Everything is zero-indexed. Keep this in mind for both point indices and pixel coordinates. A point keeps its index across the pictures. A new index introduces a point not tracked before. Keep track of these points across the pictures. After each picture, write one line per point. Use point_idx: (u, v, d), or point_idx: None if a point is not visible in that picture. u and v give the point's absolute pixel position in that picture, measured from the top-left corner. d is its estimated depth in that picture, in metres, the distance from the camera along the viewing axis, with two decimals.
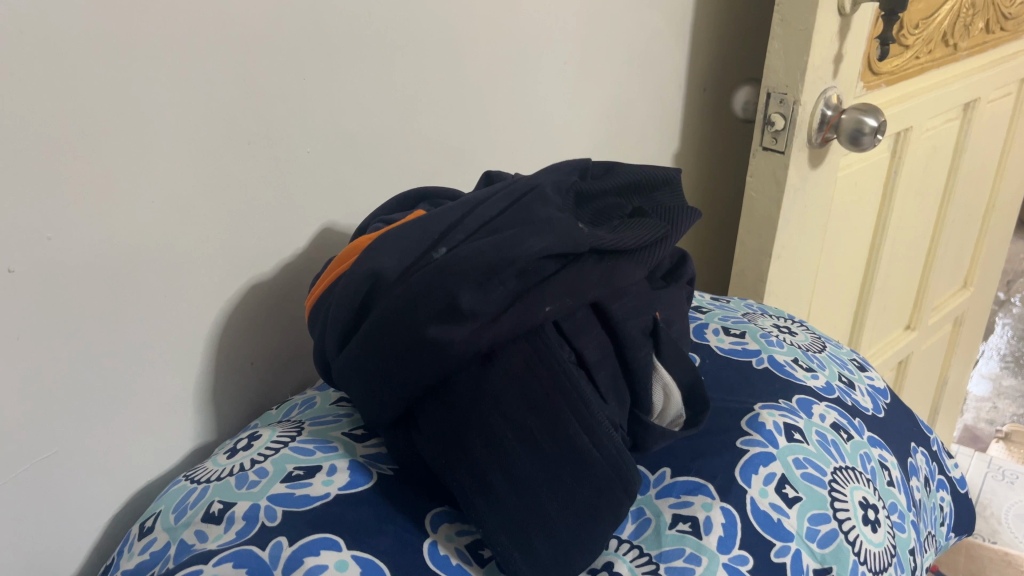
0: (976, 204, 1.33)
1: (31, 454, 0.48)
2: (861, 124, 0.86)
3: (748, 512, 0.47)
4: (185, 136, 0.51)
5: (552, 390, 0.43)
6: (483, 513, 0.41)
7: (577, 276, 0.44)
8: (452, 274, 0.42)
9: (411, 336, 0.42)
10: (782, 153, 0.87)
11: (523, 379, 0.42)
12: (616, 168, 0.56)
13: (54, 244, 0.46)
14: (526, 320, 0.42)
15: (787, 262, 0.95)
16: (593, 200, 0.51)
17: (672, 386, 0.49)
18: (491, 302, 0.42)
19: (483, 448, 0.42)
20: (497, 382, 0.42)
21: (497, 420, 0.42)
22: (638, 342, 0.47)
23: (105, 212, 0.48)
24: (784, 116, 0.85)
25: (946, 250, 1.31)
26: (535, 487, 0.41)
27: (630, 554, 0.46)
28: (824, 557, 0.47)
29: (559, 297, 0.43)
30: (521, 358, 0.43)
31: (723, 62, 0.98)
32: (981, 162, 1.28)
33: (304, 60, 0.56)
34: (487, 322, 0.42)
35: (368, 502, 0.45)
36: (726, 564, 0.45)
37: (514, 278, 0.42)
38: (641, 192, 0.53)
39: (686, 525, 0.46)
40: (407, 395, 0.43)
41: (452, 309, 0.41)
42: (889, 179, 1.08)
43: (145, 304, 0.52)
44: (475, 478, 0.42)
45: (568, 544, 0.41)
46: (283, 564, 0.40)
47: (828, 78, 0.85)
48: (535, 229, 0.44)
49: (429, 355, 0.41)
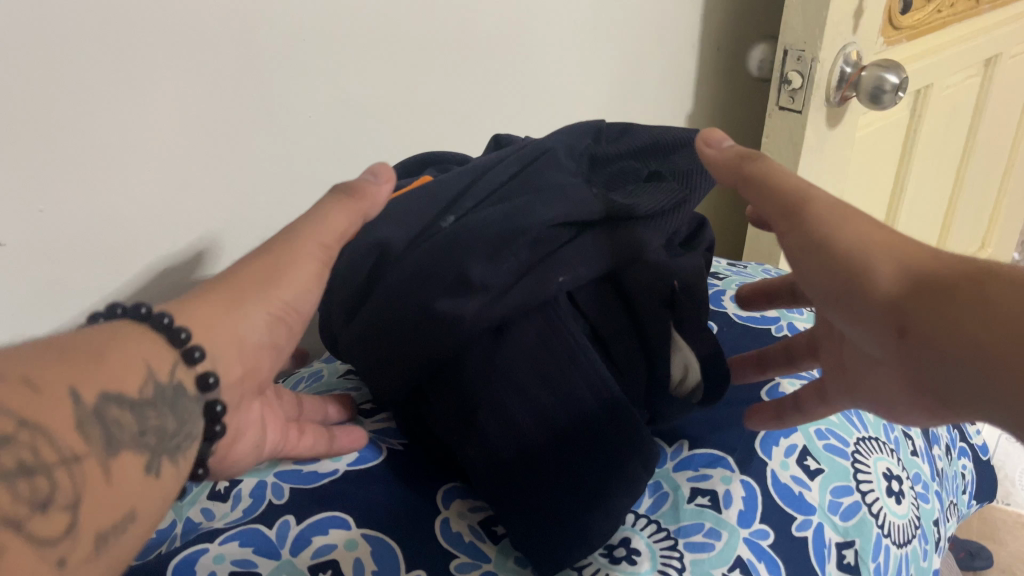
0: (997, 161, 1.30)
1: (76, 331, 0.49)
2: (881, 80, 0.84)
3: (768, 485, 0.46)
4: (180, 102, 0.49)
5: (567, 362, 0.41)
6: (490, 488, 0.41)
7: (590, 246, 0.43)
8: (463, 245, 0.41)
9: (419, 308, 0.40)
10: (799, 112, 0.84)
11: (537, 353, 0.41)
12: (631, 129, 0.53)
13: (47, 216, 0.45)
14: (538, 290, 0.40)
15: None
16: (607, 163, 0.50)
17: (692, 361, 0.46)
18: (504, 272, 0.40)
19: (494, 423, 0.40)
20: (510, 357, 0.40)
21: (509, 395, 0.40)
22: (657, 311, 0.45)
23: (100, 184, 0.47)
24: (801, 75, 0.82)
25: (965, 207, 1.29)
26: (549, 461, 0.40)
27: (648, 529, 0.44)
28: (848, 530, 0.46)
29: (572, 266, 0.41)
30: (533, 332, 0.41)
31: (740, 18, 0.94)
32: (1003, 118, 1.24)
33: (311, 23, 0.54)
34: (498, 294, 0.40)
35: (380, 480, 0.44)
36: (747, 539, 0.44)
37: (526, 249, 0.41)
38: (657, 157, 0.51)
39: (705, 499, 0.45)
40: (416, 372, 0.41)
41: (462, 281, 0.40)
42: (909, 137, 1.06)
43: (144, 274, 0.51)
44: (485, 452, 0.41)
45: (583, 515, 0.40)
46: (290, 544, 0.39)
47: (847, 34, 0.82)
48: (547, 195, 0.43)
49: (439, 328, 0.39)
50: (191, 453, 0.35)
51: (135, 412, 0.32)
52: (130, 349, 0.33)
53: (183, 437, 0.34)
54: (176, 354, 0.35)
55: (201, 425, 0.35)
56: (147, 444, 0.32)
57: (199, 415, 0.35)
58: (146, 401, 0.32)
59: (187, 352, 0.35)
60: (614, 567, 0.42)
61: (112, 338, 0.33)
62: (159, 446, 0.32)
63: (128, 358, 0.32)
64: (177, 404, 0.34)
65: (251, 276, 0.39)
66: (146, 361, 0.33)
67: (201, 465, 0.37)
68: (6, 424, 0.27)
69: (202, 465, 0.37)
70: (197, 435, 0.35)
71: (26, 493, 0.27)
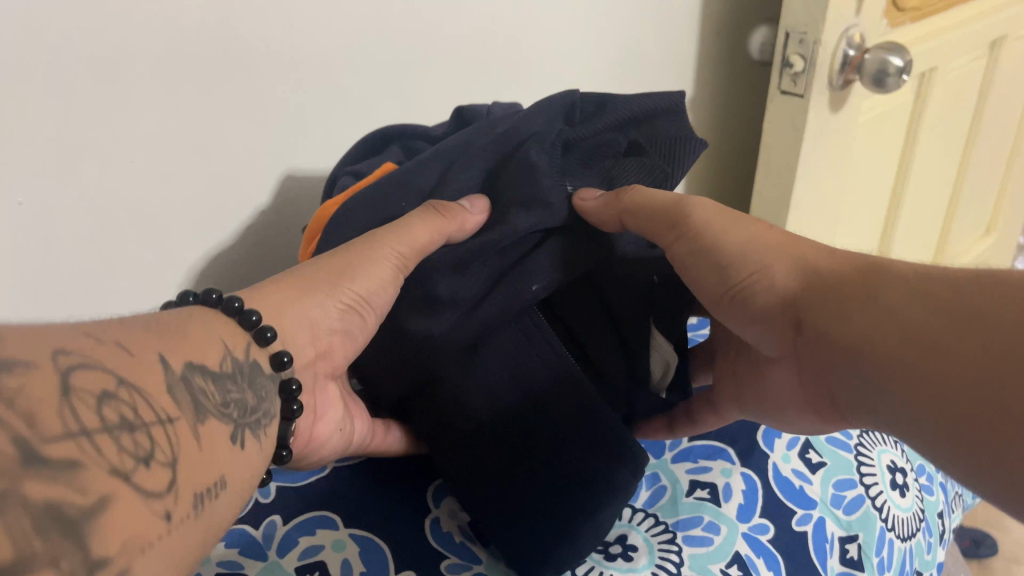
0: (1002, 145, 1.28)
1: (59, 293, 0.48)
2: (886, 63, 0.83)
3: (769, 478, 0.47)
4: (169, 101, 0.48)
5: (545, 369, 0.42)
6: (473, 501, 0.42)
7: (563, 252, 0.43)
8: (430, 263, 0.43)
9: (395, 329, 0.43)
10: (800, 97, 0.83)
11: (513, 363, 0.42)
12: (609, 100, 0.48)
13: (26, 208, 0.44)
14: (512, 300, 0.41)
15: (808, 210, 0.93)
16: (579, 144, 0.47)
17: (671, 360, 0.46)
18: (470, 286, 0.42)
19: (474, 436, 0.42)
20: (488, 370, 0.42)
21: (487, 408, 0.41)
22: (638, 314, 0.46)
23: (82, 184, 0.46)
24: (803, 58, 0.80)
25: (968, 193, 1.27)
26: (534, 466, 0.42)
27: (645, 523, 0.45)
28: (850, 524, 0.46)
29: (546, 274, 0.42)
30: (511, 342, 0.42)
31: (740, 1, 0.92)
32: (1008, 100, 1.22)
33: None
34: (468, 309, 0.42)
35: (370, 486, 0.45)
36: (745, 533, 0.44)
37: (494, 260, 0.43)
38: (639, 124, 0.48)
39: (704, 492, 0.46)
40: (397, 387, 0.42)
41: (431, 301, 0.42)
42: (912, 123, 1.04)
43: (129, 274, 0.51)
44: (465, 464, 0.42)
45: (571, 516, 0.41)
46: (277, 545, 0.40)
47: (851, 16, 0.81)
48: (518, 204, 0.44)
49: (415, 349, 0.41)
50: (270, 430, 0.35)
51: (217, 383, 0.32)
52: (209, 327, 0.33)
53: (261, 414, 0.35)
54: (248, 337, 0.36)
55: (278, 405, 0.37)
56: (229, 415, 0.32)
57: (275, 393, 0.36)
58: (226, 375, 0.33)
59: (260, 332, 0.36)
60: (609, 565, 0.42)
61: (191, 317, 0.33)
62: (241, 418, 0.33)
63: (210, 332, 0.33)
64: (252, 380, 0.35)
65: (319, 275, 0.40)
66: (222, 338, 0.34)
67: (284, 448, 0.37)
68: (106, 379, 0.26)
69: (284, 446, 0.37)
70: (275, 415, 0.36)
71: (129, 446, 0.25)
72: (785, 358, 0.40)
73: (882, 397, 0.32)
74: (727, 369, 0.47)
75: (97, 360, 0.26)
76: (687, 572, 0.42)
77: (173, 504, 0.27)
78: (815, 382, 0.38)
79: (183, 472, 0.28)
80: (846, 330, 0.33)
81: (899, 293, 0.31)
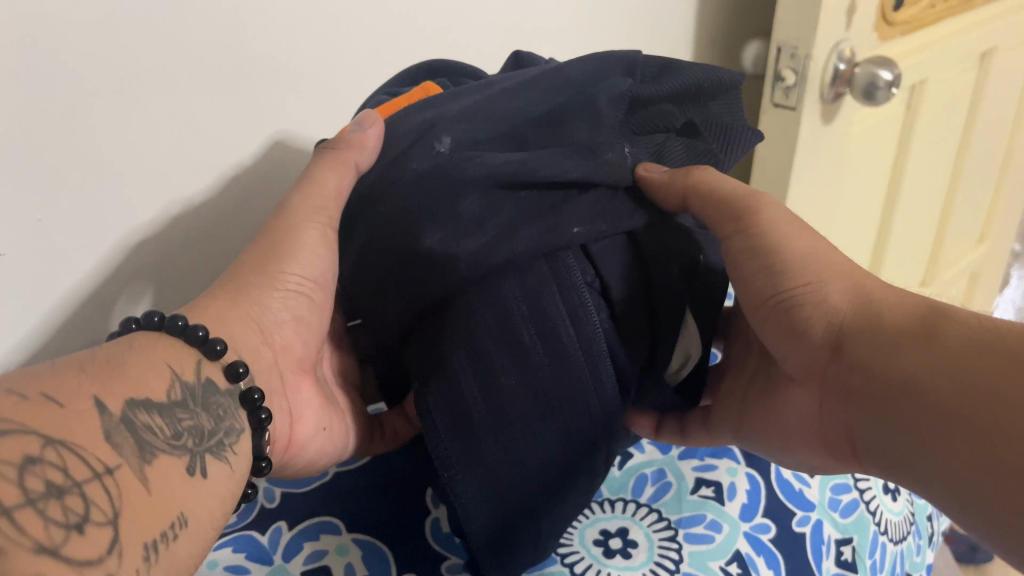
0: (994, 155, 1.30)
1: (70, 316, 0.45)
2: (875, 77, 0.84)
3: (772, 481, 0.49)
4: (178, 105, 0.45)
5: (565, 319, 0.39)
6: (455, 455, 0.40)
7: (599, 202, 0.41)
8: (460, 173, 0.39)
9: (406, 247, 0.39)
10: (793, 109, 0.84)
11: (528, 305, 0.39)
12: (672, 66, 0.46)
13: (46, 226, 0.42)
14: (547, 238, 0.39)
15: (813, 200, 0.93)
16: (643, 107, 0.45)
17: (692, 352, 0.45)
18: (500, 216, 0.39)
19: (474, 380, 0.39)
20: (498, 301, 0.39)
21: (492, 348, 0.39)
22: (674, 274, 0.42)
23: (95, 202, 0.43)
24: (795, 71, 0.82)
25: (962, 203, 1.29)
26: (529, 432, 0.40)
27: (648, 518, 0.46)
28: (846, 527, 0.48)
29: (588, 219, 0.39)
30: (532, 283, 0.39)
31: (734, 16, 0.94)
32: (1000, 111, 1.24)
33: (322, 32, 0.51)
34: (497, 237, 0.38)
35: (371, 495, 0.47)
36: (746, 533, 0.46)
37: (532, 198, 0.40)
38: (697, 100, 0.47)
39: (709, 490, 0.48)
40: (406, 310, 0.40)
41: (450, 210, 0.39)
42: (904, 134, 1.06)
43: (152, 290, 0.48)
44: (453, 410, 0.40)
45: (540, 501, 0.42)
46: (282, 550, 0.42)
47: (841, 30, 0.82)
48: (572, 151, 0.40)
49: (430, 267, 0.39)
50: (240, 446, 0.37)
51: (164, 415, 0.34)
52: (152, 357, 0.35)
53: (222, 433, 0.36)
54: (198, 354, 0.37)
55: (244, 419, 0.38)
56: (182, 445, 0.34)
57: (236, 408, 0.38)
58: (175, 403, 0.35)
59: (209, 346, 0.37)
60: (608, 562, 0.44)
61: (132, 346, 0.35)
62: (196, 445, 0.34)
63: (154, 360, 0.35)
64: (207, 402, 0.36)
65: (254, 276, 0.42)
66: (168, 364, 0.36)
67: (262, 460, 0.39)
68: (30, 444, 0.27)
69: (264, 457, 0.39)
70: (244, 428, 0.38)
71: (58, 516, 0.26)
72: (808, 376, 0.43)
73: (916, 450, 0.36)
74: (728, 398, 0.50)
75: (23, 426, 0.28)
76: (686, 568, 0.43)
77: (117, 564, 0.28)
78: (834, 422, 0.42)
79: (127, 519, 0.29)
80: (899, 369, 0.37)
81: (964, 344, 0.35)
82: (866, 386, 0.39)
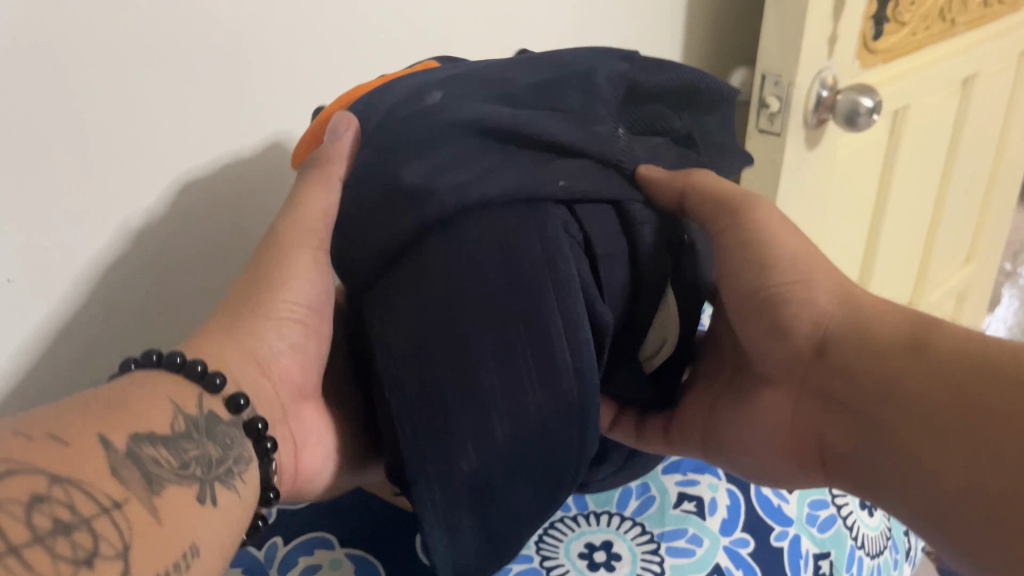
0: (978, 178, 1.33)
1: (83, 344, 0.46)
2: (857, 104, 0.87)
3: (751, 497, 0.51)
4: (178, 125, 0.46)
5: (544, 280, 0.36)
6: (408, 424, 0.37)
7: (586, 170, 0.38)
8: (444, 121, 0.37)
9: (388, 186, 0.37)
10: (778, 135, 0.87)
11: (502, 260, 0.35)
12: (666, 62, 0.43)
13: (54, 253, 0.43)
14: (527, 183, 0.36)
15: (803, 209, 0.95)
16: (641, 104, 0.43)
17: (670, 339, 0.45)
18: (480, 159, 0.36)
19: (434, 336, 0.36)
20: (469, 248, 0.35)
21: (457, 303, 0.36)
22: (662, 261, 0.41)
23: (103, 227, 0.45)
24: (779, 99, 0.84)
25: (947, 225, 1.31)
26: (495, 398, 0.36)
27: (632, 532, 0.48)
28: (823, 541, 0.50)
29: (574, 177, 0.37)
30: (508, 231, 0.36)
31: (720, 44, 0.96)
32: (983, 135, 1.27)
33: (317, 65, 0.53)
34: (478, 175, 0.36)
35: (363, 512, 0.48)
36: (726, 547, 0.47)
37: (520, 149, 0.38)
38: (687, 110, 0.46)
39: (691, 505, 0.50)
40: (374, 260, 0.38)
41: (431, 160, 0.36)
42: (888, 158, 1.08)
43: (160, 315, 0.50)
44: (410, 370, 0.36)
45: (511, 489, 0.39)
46: (278, 565, 0.44)
47: (823, 59, 0.85)
48: (567, 113, 0.39)
49: (404, 204, 0.36)
50: (249, 473, 0.37)
51: (168, 447, 0.33)
52: (154, 393, 0.35)
53: (231, 461, 0.36)
54: (198, 388, 0.37)
55: (250, 447, 0.38)
56: (191, 474, 0.33)
57: (243, 437, 0.37)
58: (178, 435, 0.34)
59: (208, 380, 0.37)
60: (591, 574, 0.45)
61: (130, 387, 0.35)
62: (204, 474, 0.34)
63: (156, 395, 0.35)
64: (212, 431, 0.36)
65: (249, 308, 0.43)
66: (169, 399, 0.35)
67: (272, 489, 0.38)
68: (37, 482, 0.28)
69: (271, 487, 0.39)
70: (253, 455, 0.37)
71: (65, 551, 0.27)
72: (785, 380, 0.45)
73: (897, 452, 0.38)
74: (693, 406, 0.51)
75: (30, 465, 0.28)
76: None
77: None
78: (809, 424, 0.44)
79: (140, 553, 0.29)
80: (885, 375, 0.39)
81: (947, 358, 0.37)
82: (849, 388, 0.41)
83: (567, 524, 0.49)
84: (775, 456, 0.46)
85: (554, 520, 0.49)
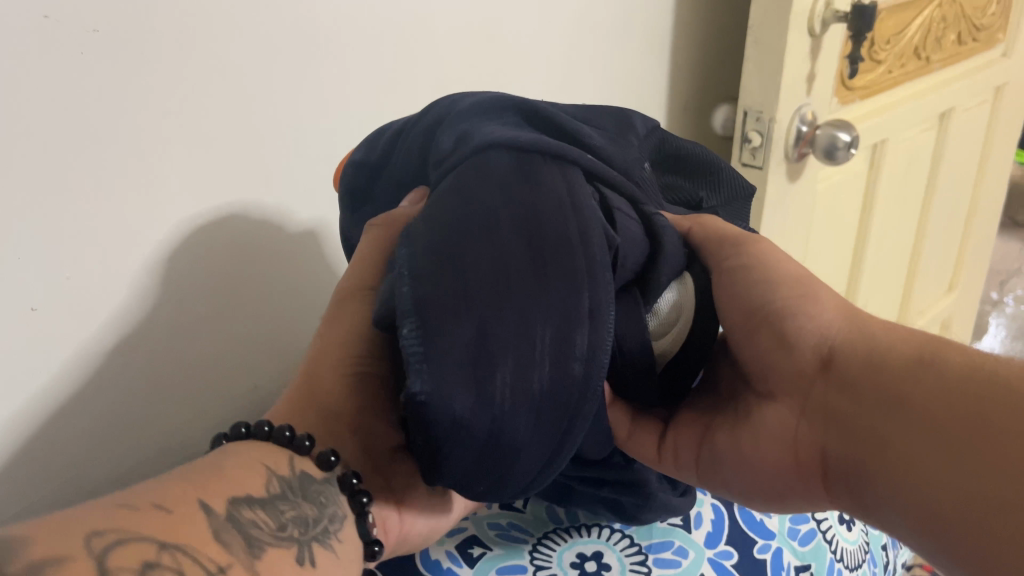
0: (958, 209, 1.37)
1: (99, 373, 0.49)
2: (835, 139, 0.91)
3: (735, 512, 0.54)
4: (191, 157, 0.49)
5: (561, 213, 0.36)
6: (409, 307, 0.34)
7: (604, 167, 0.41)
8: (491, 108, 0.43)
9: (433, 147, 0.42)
10: (760, 168, 0.90)
11: (521, 189, 0.37)
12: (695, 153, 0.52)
13: (73, 283, 0.46)
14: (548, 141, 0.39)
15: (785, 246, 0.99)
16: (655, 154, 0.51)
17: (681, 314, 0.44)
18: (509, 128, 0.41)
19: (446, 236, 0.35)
20: (492, 172, 0.37)
21: (476, 209, 0.36)
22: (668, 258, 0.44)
23: (120, 259, 0.48)
24: (760, 134, 0.88)
25: (929, 255, 1.35)
26: (506, 305, 0.34)
27: (620, 543, 0.51)
28: (804, 554, 0.53)
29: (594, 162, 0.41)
30: (531, 165, 0.38)
31: (705, 82, 1.00)
32: (961, 168, 1.31)
33: (320, 106, 0.56)
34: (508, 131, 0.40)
35: None
36: (711, 559, 0.51)
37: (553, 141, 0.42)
38: (709, 185, 0.53)
39: (678, 519, 0.53)
40: None
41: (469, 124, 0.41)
42: (868, 191, 1.12)
43: (173, 348, 0.53)
44: (418, 262, 0.35)
45: (517, 430, 0.34)
46: None
47: (803, 96, 0.89)
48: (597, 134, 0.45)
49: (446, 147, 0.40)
50: (344, 532, 0.38)
51: (267, 510, 0.34)
52: (248, 457, 0.37)
53: (326, 520, 0.37)
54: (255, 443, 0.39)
55: (347, 505, 0.40)
56: (290, 535, 0.34)
57: (339, 494, 0.39)
58: (276, 496, 0.35)
59: (297, 443, 0.39)
60: None
61: (229, 454, 0.37)
62: (302, 535, 0.34)
63: (249, 460, 0.37)
64: (307, 493, 0.37)
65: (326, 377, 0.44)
66: (262, 464, 0.37)
67: (374, 544, 0.40)
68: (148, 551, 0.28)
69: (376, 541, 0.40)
70: (348, 513, 0.39)
71: None
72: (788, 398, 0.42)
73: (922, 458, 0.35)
74: (688, 426, 0.47)
75: (139, 535, 0.28)
76: None
77: None
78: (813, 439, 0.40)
79: None
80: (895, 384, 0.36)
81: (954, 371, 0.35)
82: (856, 405, 0.38)
83: (560, 535, 0.51)
84: (777, 477, 0.43)
85: (547, 531, 0.51)
